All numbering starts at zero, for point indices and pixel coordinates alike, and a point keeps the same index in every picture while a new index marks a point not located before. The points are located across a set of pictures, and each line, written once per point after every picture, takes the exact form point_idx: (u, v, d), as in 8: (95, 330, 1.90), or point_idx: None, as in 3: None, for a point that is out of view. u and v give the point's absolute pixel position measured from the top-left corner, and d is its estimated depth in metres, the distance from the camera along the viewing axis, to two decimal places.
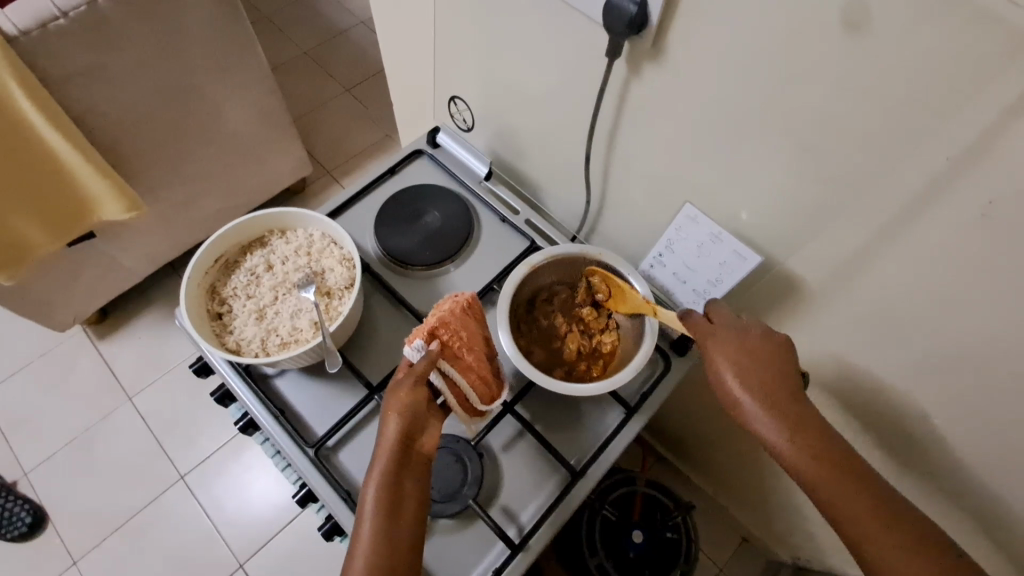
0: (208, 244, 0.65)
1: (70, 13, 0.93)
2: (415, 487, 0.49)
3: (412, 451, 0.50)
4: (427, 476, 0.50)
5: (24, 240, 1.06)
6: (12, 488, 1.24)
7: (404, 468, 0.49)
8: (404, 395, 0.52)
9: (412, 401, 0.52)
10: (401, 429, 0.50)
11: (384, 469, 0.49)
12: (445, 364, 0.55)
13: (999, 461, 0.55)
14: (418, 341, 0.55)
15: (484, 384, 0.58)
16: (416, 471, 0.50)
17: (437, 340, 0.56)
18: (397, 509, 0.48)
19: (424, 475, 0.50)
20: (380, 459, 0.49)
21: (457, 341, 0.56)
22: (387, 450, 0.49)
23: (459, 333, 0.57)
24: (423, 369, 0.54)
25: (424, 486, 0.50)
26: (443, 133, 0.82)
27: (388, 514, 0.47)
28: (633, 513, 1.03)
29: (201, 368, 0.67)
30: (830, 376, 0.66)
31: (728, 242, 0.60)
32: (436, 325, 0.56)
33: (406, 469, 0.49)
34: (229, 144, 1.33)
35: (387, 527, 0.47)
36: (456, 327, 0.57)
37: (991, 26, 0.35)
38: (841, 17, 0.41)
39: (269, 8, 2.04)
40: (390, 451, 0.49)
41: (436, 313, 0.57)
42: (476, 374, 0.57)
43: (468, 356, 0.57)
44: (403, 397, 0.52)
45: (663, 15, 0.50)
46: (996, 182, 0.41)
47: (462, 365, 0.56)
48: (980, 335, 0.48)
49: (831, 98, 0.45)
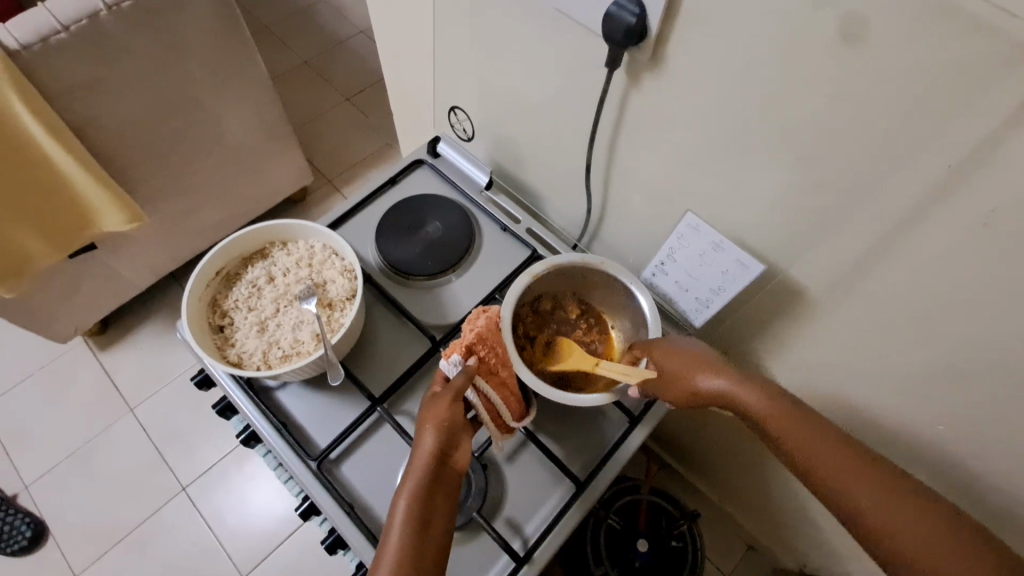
0: (209, 257, 0.65)
1: (70, 28, 0.93)
2: (445, 502, 0.48)
3: (447, 465, 0.49)
4: (455, 493, 0.49)
5: (24, 252, 1.06)
6: (13, 501, 1.24)
7: (438, 480, 0.48)
8: (443, 409, 0.51)
9: (449, 413, 0.51)
10: (437, 443, 0.49)
11: (418, 484, 0.47)
12: (480, 380, 0.56)
13: (1008, 469, 0.55)
14: (456, 355, 0.56)
15: (515, 402, 0.60)
16: (449, 487, 0.49)
17: (474, 356, 0.57)
18: (426, 526, 0.46)
19: (454, 491, 0.49)
20: (414, 470, 0.48)
21: (492, 358, 0.58)
22: (423, 464, 0.48)
23: (494, 350, 0.58)
24: (462, 383, 0.54)
25: (453, 503, 0.49)
26: (444, 143, 0.82)
27: (418, 531, 0.46)
28: (639, 522, 1.02)
29: (203, 381, 0.67)
30: (834, 384, 0.66)
31: (731, 251, 0.60)
32: (474, 341, 0.57)
33: (439, 482, 0.48)
34: (230, 155, 1.34)
35: (413, 540, 0.45)
36: (493, 343, 0.58)
37: (993, 36, 0.35)
38: (840, 28, 0.41)
39: (269, 18, 2.05)
40: (426, 465, 0.48)
41: (474, 329, 0.58)
42: (508, 391, 0.59)
43: (502, 373, 0.58)
44: (440, 411, 0.51)
45: (662, 26, 0.50)
46: (999, 192, 0.40)
47: (497, 381, 0.58)
48: (988, 344, 0.48)
49: (830, 107, 0.44)
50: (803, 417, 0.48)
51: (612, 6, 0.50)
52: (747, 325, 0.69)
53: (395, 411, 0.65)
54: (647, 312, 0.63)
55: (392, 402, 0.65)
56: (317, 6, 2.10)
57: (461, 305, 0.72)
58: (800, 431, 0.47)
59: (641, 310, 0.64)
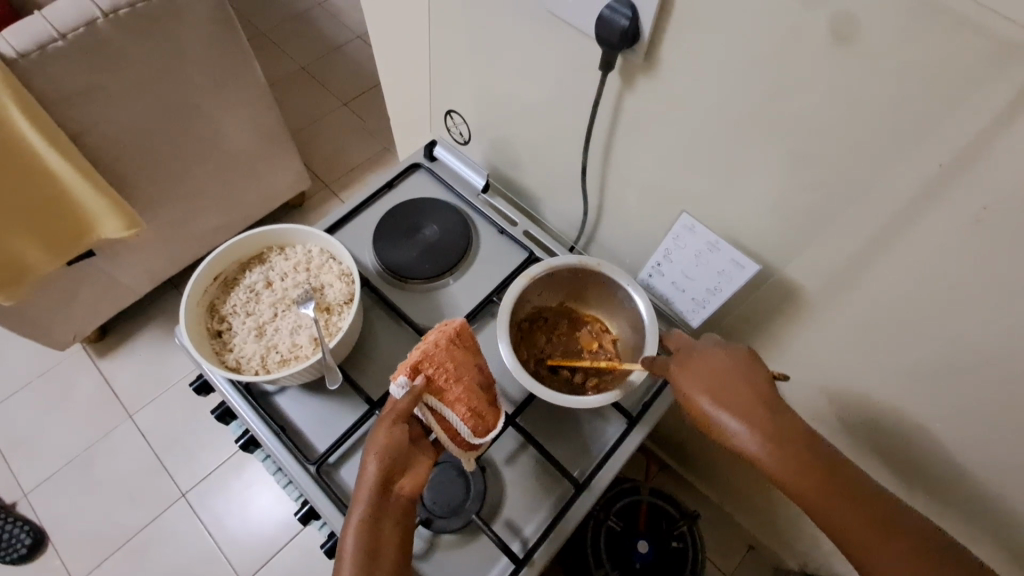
0: (207, 262, 0.65)
1: (67, 35, 0.93)
2: (393, 530, 0.48)
3: (392, 492, 0.49)
4: (406, 519, 0.49)
5: (23, 260, 1.07)
6: (12, 509, 1.23)
7: (383, 509, 0.48)
8: (383, 435, 0.51)
9: (391, 438, 0.51)
10: (380, 469, 0.49)
11: (363, 514, 0.48)
12: (428, 399, 0.54)
13: (1005, 465, 0.55)
14: (401, 376, 0.55)
15: (477, 416, 0.55)
16: (396, 516, 0.48)
17: (421, 374, 0.55)
18: (374, 556, 0.46)
19: (403, 519, 0.49)
20: (359, 502, 0.48)
21: (441, 375, 0.55)
22: (366, 494, 0.48)
23: (443, 366, 0.55)
24: (403, 406, 0.52)
25: (403, 529, 0.48)
26: (441, 147, 0.83)
27: (365, 561, 0.46)
28: (638, 523, 1.02)
29: (201, 387, 0.67)
30: (832, 382, 0.66)
31: (726, 251, 0.60)
32: (419, 359, 0.55)
33: (384, 511, 0.48)
34: (228, 161, 1.34)
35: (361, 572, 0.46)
36: (441, 359, 0.55)
37: (980, 36, 0.36)
38: (830, 29, 0.41)
39: (266, 24, 2.06)
40: (369, 494, 0.48)
41: (420, 346, 0.56)
42: (466, 406, 0.55)
43: (454, 388, 0.55)
44: (382, 436, 0.51)
45: (654, 29, 0.51)
46: (990, 190, 0.41)
47: (449, 398, 0.54)
48: (982, 341, 0.48)
49: (822, 107, 0.45)
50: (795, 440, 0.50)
51: (605, 10, 0.51)
52: (743, 324, 0.69)
53: None
54: (645, 314, 0.64)
55: None
56: (313, 12, 2.10)
57: (459, 307, 0.72)
58: (796, 459, 0.49)
59: (638, 311, 0.64)
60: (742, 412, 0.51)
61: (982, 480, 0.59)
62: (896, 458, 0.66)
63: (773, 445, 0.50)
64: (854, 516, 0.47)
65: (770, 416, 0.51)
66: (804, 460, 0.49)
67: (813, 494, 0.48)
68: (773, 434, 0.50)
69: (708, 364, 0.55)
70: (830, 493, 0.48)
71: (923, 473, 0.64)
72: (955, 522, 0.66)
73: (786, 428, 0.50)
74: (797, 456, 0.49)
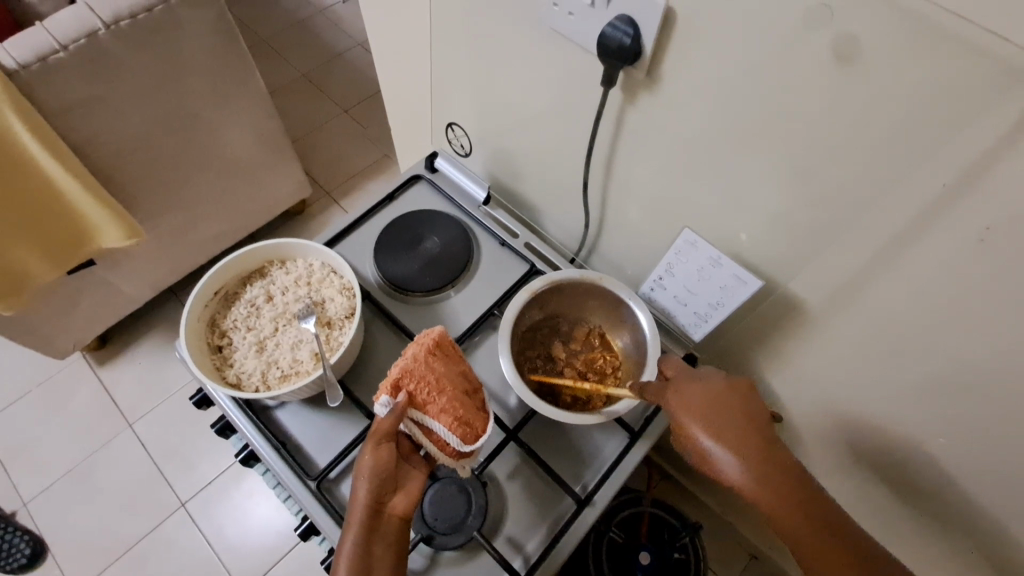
0: (208, 277, 0.65)
1: (69, 46, 0.93)
2: (387, 553, 0.48)
3: (383, 513, 0.50)
4: (400, 539, 0.49)
5: (23, 269, 1.06)
6: (12, 519, 1.23)
7: (375, 532, 0.49)
8: (369, 458, 0.51)
9: (378, 461, 0.51)
10: (370, 492, 0.50)
11: (355, 539, 0.48)
12: (414, 415, 0.53)
13: (1007, 484, 0.55)
14: (383, 397, 0.52)
15: (466, 424, 0.54)
16: (389, 537, 0.49)
17: (403, 391, 0.53)
18: None
19: (395, 540, 0.49)
20: (351, 526, 0.49)
21: (423, 389, 0.53)
22: (358, 518, 0.49)
23: (424, 379, 0.54)
24: (387, 426, 0.52)
25: (397, 550, 0.49)
26: (442, 158, 0.83)
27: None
28: (640, 534, 1.01)
29: (201, 401, 0.67)
30: (836, 398, 0.65)
31: (728, 267, 0.60)
32: (399, 375, 0.54)
33: (377, 534, 0.49)
34: (229, 170, 1.34)
35: None
36: (421, 372, 0.54)
37: (986, 57, 0.36)
38: (833, 50, 0.41)
39: (268, 32, 2.07)
40: (360, 519, 0.49)
41: (399, 363, 0.54)
42: (452, 415, 0.53)
43: (438, 399, 0.53)
44: (369, 459, 0.51)
45: (656, 46, 0.51)
46: (996, 209, 0.40)
47: (434, 410, 0.53)
48: (986, 359, 0.48)
49: (826, 126, 0.45)
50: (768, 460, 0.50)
51: (607, 27, 0.51)
52: (745, 338, 0.69)
53: None
54: (647, 329, 0.63)
55: None
56: (314, 19, 2.11)
57: (460, 320, 0.72)
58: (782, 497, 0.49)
59: (640, 325, 0.64)
60: (731, 444, 0.52)
61: (988, 499, 0.58)
62: (901, 474, 0.65)
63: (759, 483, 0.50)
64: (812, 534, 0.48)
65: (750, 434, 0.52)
66: (790, 494, 0.49)
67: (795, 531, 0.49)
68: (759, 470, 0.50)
69: (699, 391, 0.55)
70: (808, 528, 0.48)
71: (926, 488, 0.64)
72: (959, 537, 0.65)
73: (773, 466, 0.50)
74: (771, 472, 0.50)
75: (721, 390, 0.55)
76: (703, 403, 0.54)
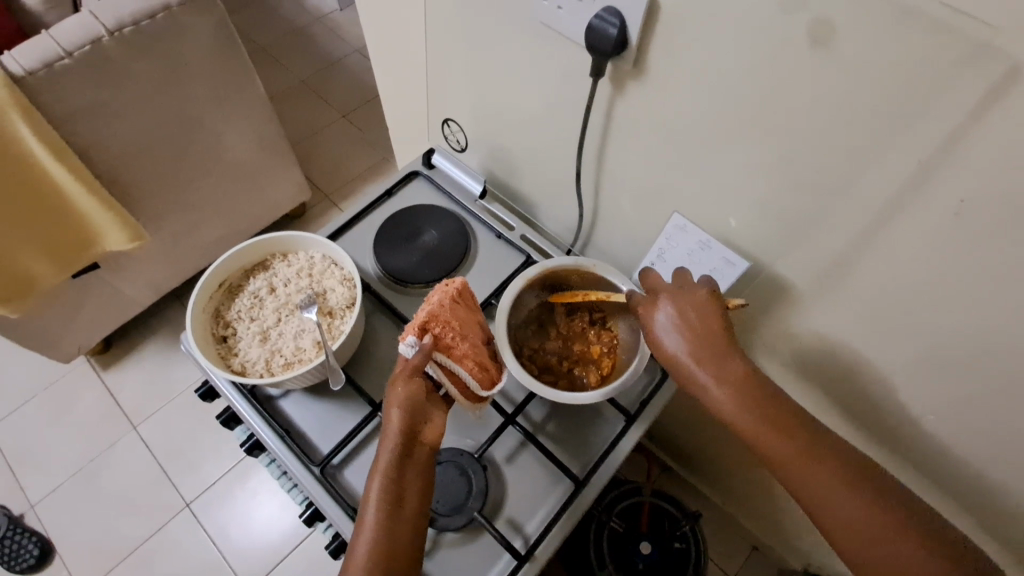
0: (212, 269, 0.67)
1: (74, 53, 0.96)
2: (418, 478, 0.50)
3: (417, 442, 0.51)
4: (430, 468, 0.51)
5: (29, 272, 1.08)
6: (19, 522, 1.24)
7: (408, 458, 0.50)
8: (402, 389, 0.52)
9: (409, 394, 0.52)
10: (403, 421, 0.51)
11: (389, 462, 0.49)
12: (440, 356, 0.55)
13: (992, 457, 0.57)
14: (410, 336, 0.54)
15: (483, 369, 0.58)
16: (419, 463, 0.50)
17: (429, 333, 0.55)
18: (398, 504, 0.48)
19: (427, 467, 0.51)
20: (384, 451, 0.50)
21: (448, 334, 0.56)
22: (391, 445, 0.50)
23: (449, 325, 0.56)
24: (418, 362, 0.54)
25: (427, 478, 0.50)
26: (438, 154, 0.85)
27: (391, 508, 0.48)
28: (642, 524, 1.02)
29: (206, 393, 0.68)
30: (827, 380, 0.67)
31: (717, 250, 0.62)
32: (427, 318, 0.55)
33: (410, 460, 0.50)
34: (230, 174, 1.36)
35: (386, 521, 0.47)
36: (446, 318, 0.56)
37: (952, 36, 0.38)
38: (809, 35, 0.43)
39: (267, 40, 2.10)
40: (393, 447, 0.49)
41: (427, 308, 0.56)
42: (473, 360, 0.57)
43: (462, 345, 0.56)
44: (401, 391, 0.52)
45: (642, 37, 0.53)
46: (969, 182, 0.42)
47: (458, 354, 0.56)
48: (967, 332, 0.50)
49: (807, 109, 0.46)
50: (748, 387, 0.51)
51: (594, 19, 0.53)
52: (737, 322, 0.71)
53: None
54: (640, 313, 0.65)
55: None
56: (312, 27, 2.14)
57: None
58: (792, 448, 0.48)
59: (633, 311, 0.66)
60: (733, 390, 0.51)
61: (976, 472, 0.60)
62: (892, 453, 0.67)
63: (764, 430, 0.49)
64: (798, 459, 0.47)
65: (726, 357, 0.52)
66: (770, 415, 0.49)
67: (802, 478, 0.47)
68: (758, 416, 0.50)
69: (678, 312, 0.56)
70: (827, 485, 0.46)
71: (916, 465, 0.65)
72: (948, 512, 0.67)
73: (782, 412, 0.50)
74: (747, 396, 0.50)
75: (711, 309, 0.55)
76: (686, 325, 0.55)
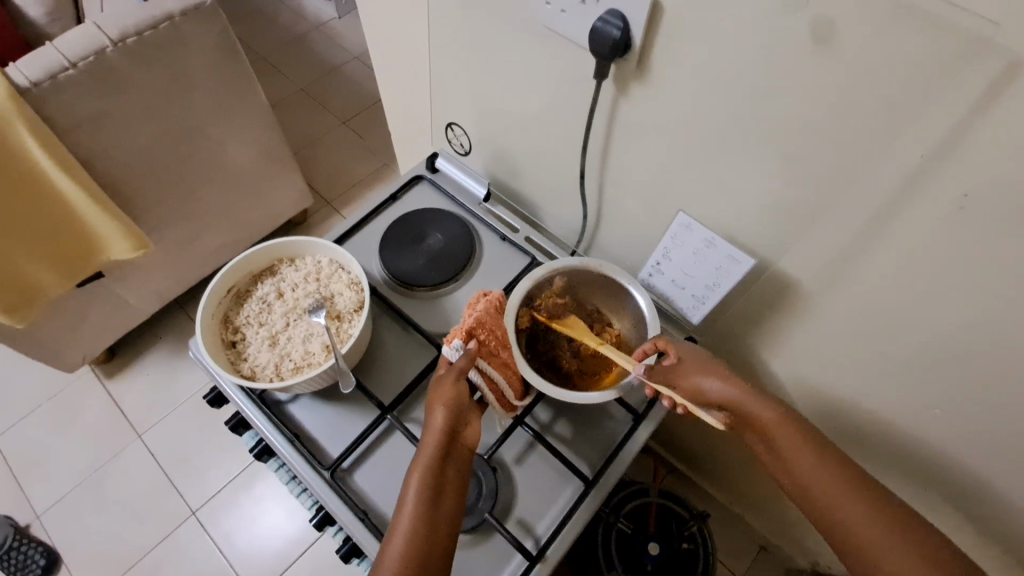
0: (221, 275, 0.67)
1: (78, 63, 0.97)
2: (456, 476, 0.50)
3: (457, 441, 0.52)
4: (466, 470, 0.51)
5: (34, 282, 1.08)
6: (25, 532, 1.24)
7: (449, 456, 0.50)
8: (448, 390, 0.54)
9: (453, 396, 0.54)
10: (446, 420, 0.52)
11: (431, 458, 0.50)
12: (482, 363, 0.57)
13: (999, 451, 0.57)
14: (456, 340, 0.56)
15: (517, 378, 0.61)
16: (458, 462, 0.51)
17: (474, 339, 0.57)
18: (437, 499, 0.48)
19: (465, 467, 0.51)
20: (426, 446, 0.51)
21: (491, 341, 0.58)
22: (434, 440, 0.51)
23: (493, 332, 0.58)
24: (464, 366, 0.56)
25: (463, 478, 0.51)
26: (442, 158, 0.85)
27: (430, 502, 0.48)
28: (649, 525, 1.02)
29: (214, 399, 0.68)
30: (833, 376, 0.67)
31: (722, 247, 0.63)
32: (473, 325, 0.57)
33: (450, 458, 0.50)
34: (232, 181, 1.37)
35: (424, 517, 0.47)
36: (491, 326, 0.58)
37: (953, 32, 0.38)
38: (812, 33, 0.43)
39: (267, 49, 2.12)
40: (437, 442, 0.51)
41: (473, 314, 0.58)
42: (509, 369, 0.60)
43: (502, 353, 0.59)
44: (446, 392, 0.54)
45: (645, 38, 0.53)
46: (970, 177, 0.43)
47: (498, 362, 0.59)
48: (970, 325, 0.50)
49: (809, 105, 0.47)
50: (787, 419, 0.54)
51: (597, 22, 0.54)
52: (743, 319, 0.71)
53: (405, 418, 0.66)
54: (647, 312, 0.65)
55: (402, 410, 0.67)
56: (311, 35, 2.16)
57: None
58: (818, 470, 0.51)
59: (640, 311, 0.67)
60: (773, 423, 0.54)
61: (983, 466, 0.60)
62: (899, 451, 0.67)
63: (800, 460, 0.52)
64: (833, 488, 0.50)
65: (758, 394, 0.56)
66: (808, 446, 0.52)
67: (839, 506, 0.50)
68: (789, 439, 0.53)
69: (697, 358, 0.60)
70: (858, 513, 0.49)
71: (923, 460, 0.65)
72: (957, 508, 0.67)
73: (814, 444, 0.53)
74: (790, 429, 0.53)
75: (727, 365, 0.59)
76: (720, 370, 0.58)
